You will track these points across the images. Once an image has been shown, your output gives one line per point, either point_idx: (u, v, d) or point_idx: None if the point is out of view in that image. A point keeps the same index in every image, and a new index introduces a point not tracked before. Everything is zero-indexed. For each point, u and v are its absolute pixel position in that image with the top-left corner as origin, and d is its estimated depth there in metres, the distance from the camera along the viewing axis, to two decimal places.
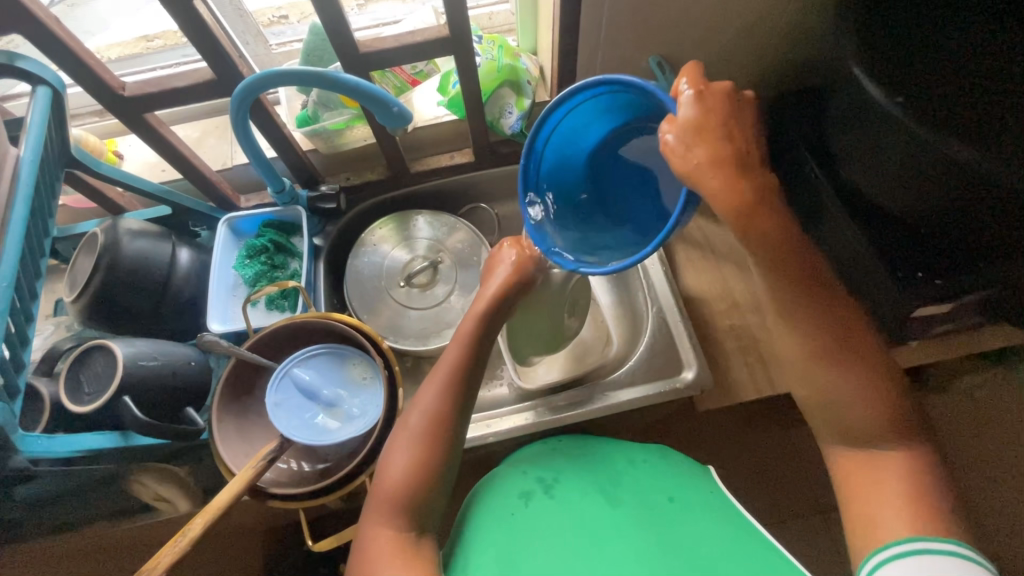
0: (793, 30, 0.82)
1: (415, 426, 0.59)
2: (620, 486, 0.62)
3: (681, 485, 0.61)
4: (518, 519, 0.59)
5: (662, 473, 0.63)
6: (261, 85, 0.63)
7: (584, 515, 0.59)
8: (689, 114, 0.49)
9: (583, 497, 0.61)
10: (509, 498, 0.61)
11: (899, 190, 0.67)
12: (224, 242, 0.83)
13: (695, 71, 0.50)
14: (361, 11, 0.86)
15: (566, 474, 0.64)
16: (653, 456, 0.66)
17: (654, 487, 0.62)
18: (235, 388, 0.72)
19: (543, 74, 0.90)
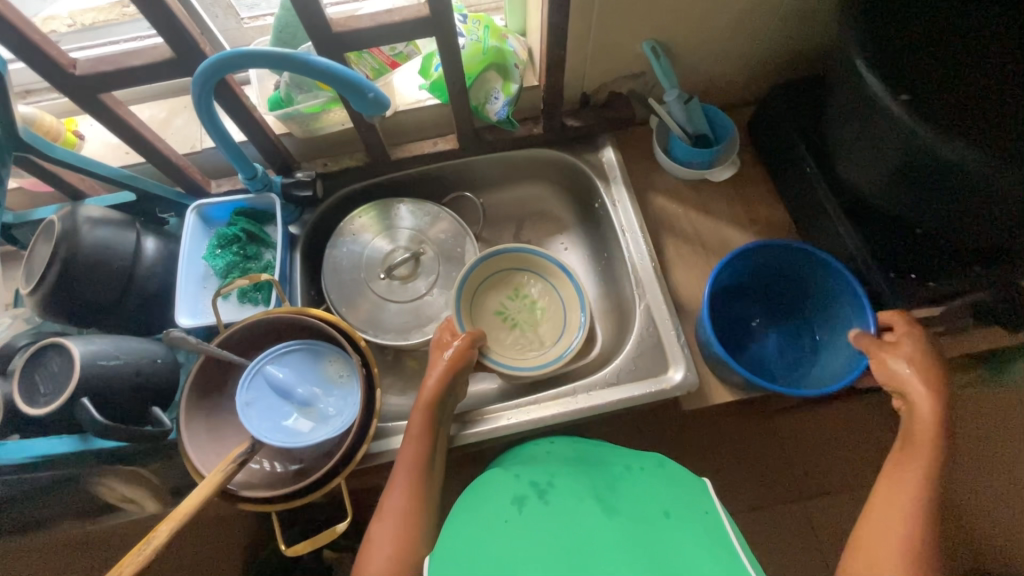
0: (794, 16, 0.78)
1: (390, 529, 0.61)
2: (614, 497, 0.61)
3: (674, 497, 0.60)
4: (511, 525, 0.57)
5: (657, 481, 0.63)
6: (225, 66, 0.58)
7: (576, 519, 0.57)
8: (911, 349, 0.62)
9: (576, 503, 0.59)
10: (502, 504, 0.60)
11: (895, 190, 0.64)
12: (192, 230, 0.79)
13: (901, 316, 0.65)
14: None
15: (560, 480, 0.63)
16: (649, 466, 0.66)
17: (651, 498, 0.60)
18: (204, 386, 0.69)
19: (533, 57, 0.86)
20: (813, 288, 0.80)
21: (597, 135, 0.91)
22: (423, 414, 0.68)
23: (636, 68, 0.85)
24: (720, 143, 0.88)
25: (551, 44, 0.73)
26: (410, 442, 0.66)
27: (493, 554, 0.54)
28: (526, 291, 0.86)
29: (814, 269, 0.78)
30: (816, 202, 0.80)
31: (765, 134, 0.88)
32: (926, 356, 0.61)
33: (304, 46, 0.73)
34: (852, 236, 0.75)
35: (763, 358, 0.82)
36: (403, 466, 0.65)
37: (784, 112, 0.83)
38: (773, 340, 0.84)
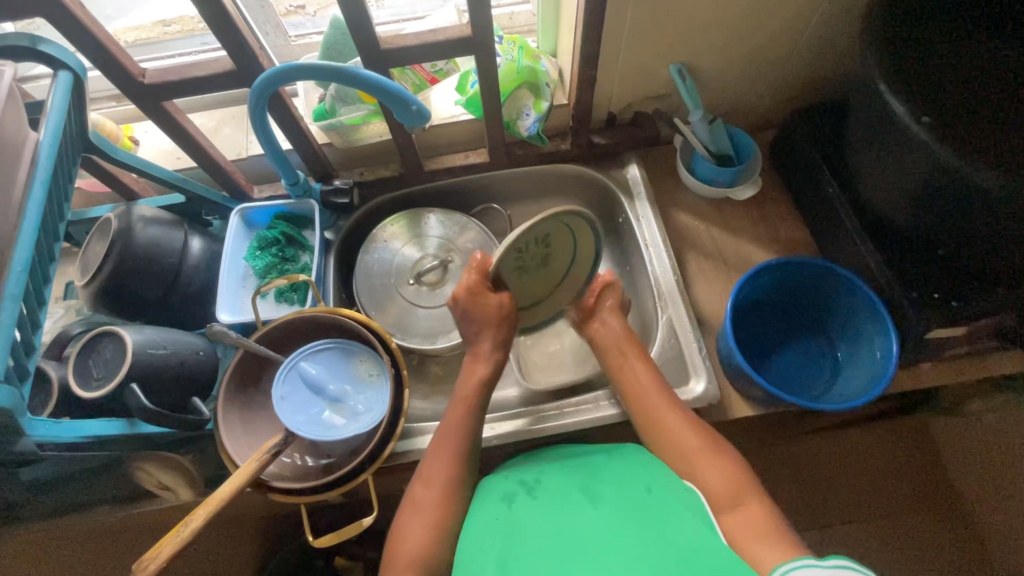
0: (818, 41, 0.81)
1: (431, 493, 0.64)
2: (598, 481, 0.62)
3: (656, 477, 0.61)
4: (498, 519, 0.59)
5: (638, 465, 0.64)
6: (281, 78, 0.63)
7: (562, 509, 0.58)
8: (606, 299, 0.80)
9: (562, 494, 0.61)
10: (492, 501, 0.62)
11: (917, 209, 0.66)
12: (235, 232, 0.83)
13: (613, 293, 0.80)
14: (382, 6, 0.85)
15: (546, 477, 0.65)
16: (627, 456, 0.67)
17: (634, 480, 0.61)
18: (241, 379, 0.72)
19: (563, 77, 0.89)
20: (837, 308, 0.81)
21: (622, 152, 0.94)
22: (454, 447, 0.67)
23: (662, 89, 0.89)
24: (742, 162, 0.91)
25: (583, 64, 0.76)
26: (431, 479, 0.65)
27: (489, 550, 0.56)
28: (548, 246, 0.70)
29: (838, 289, 0.79)
30: (835, 221, 0.82)
31: (786, 155, 0.91)
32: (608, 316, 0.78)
33: (350, 61, 0.78)
34: (871, 254, 0.77)
35: (785, 377, 0.83)
36: (420, 498, 0.64)
37: (805, 134, 0.86)
38: (794, 360, 0.84)
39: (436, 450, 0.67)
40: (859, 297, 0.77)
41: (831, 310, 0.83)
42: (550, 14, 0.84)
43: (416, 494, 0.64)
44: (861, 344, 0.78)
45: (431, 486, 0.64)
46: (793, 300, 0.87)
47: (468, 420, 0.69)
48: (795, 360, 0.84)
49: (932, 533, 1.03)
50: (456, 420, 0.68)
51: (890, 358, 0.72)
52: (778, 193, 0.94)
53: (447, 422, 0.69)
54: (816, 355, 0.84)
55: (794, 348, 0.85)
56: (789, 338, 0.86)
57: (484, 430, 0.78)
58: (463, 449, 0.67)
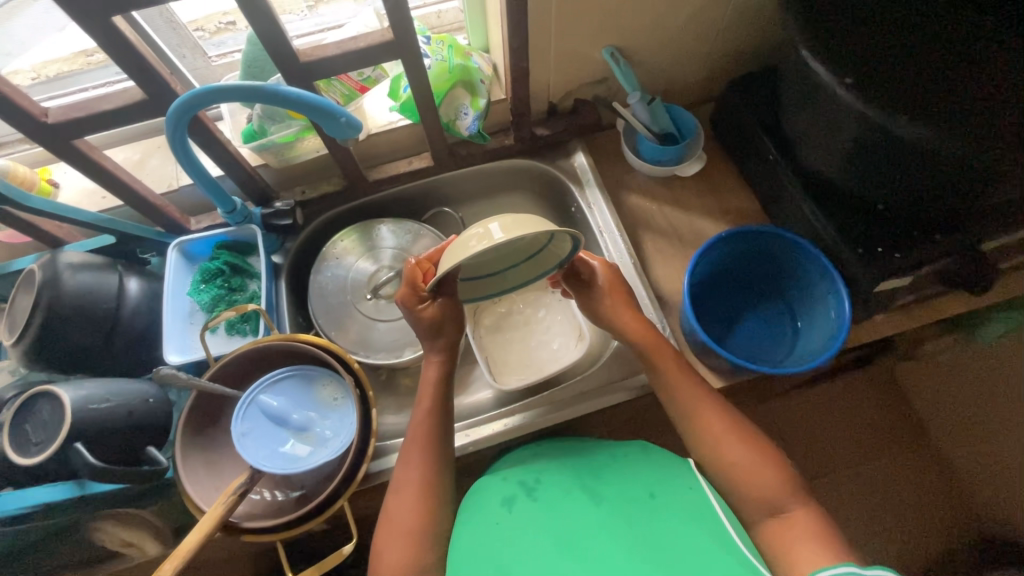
0: (743, 11, 0.82)
1: (412, 481, 0.63)
2: (603, 485, 0.63)
3: (658, 478, 0.63)
4: (502, 527, 0.60)
5: (640, 464, 0.66)
6: (197, 101, 0.60)
7: (569, 517, 0.60)
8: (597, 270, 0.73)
9: (565, 496, 0.63)
10: (492, 506, 0.63)
11: (855, 167, 0.67)
12: (175, 268, 0.79)
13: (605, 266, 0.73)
14: (308, 14, 0.82)
15: (546, 475, 0.66)
16: (633, 451, 0.69)
17: (636, 482, 0.63)
18: (198, 420, 0.69)
19: (498, 71, 0.87)
20: (789, 271, 0.83)
21: (567, 141, 0.93)
22: (423, 452, 0.65)
23: (599, 74, 0.88)
24: (686, 138, 0.92)
25: (512, 58, 0.75)
26: (399, 493, 0.63)
27: (494, 558, 0.57)
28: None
29: (787, 254, 0.82)
30: (780, 188, 0.83)
31: (725, 129, 0.92)
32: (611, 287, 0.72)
33: (273, 79, 0.75)
34: (816, 216, 0.78)
35: (748, 346, 0.84)
36: (394, 512, 0.62)
37: (741, 106, 0.87)
38: (754, 330, 0.86)
39: (403, 461, 0.65)
40: (811, 259, 0.79)
41: (786, 276, 0.84)
42: (476, 9, 0.82)
43: (398, 482, 0.64)
44: (816, 306, 0.80)
45: (404, 488, 0.63)
46: (750, 269, 0.88)
47: (434, 428, 0.66)
48: (754, 328, 0.86)
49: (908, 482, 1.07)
50: (421, 433, 0.66)
51: (845, 316, 0.74)
52: (724, 165, 0.95)
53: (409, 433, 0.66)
54: (775, 320, 0.86)
55: (753, 317, 0.87)
56: (748, 305, 0.88)
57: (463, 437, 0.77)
58: (428, 458, 0.65)
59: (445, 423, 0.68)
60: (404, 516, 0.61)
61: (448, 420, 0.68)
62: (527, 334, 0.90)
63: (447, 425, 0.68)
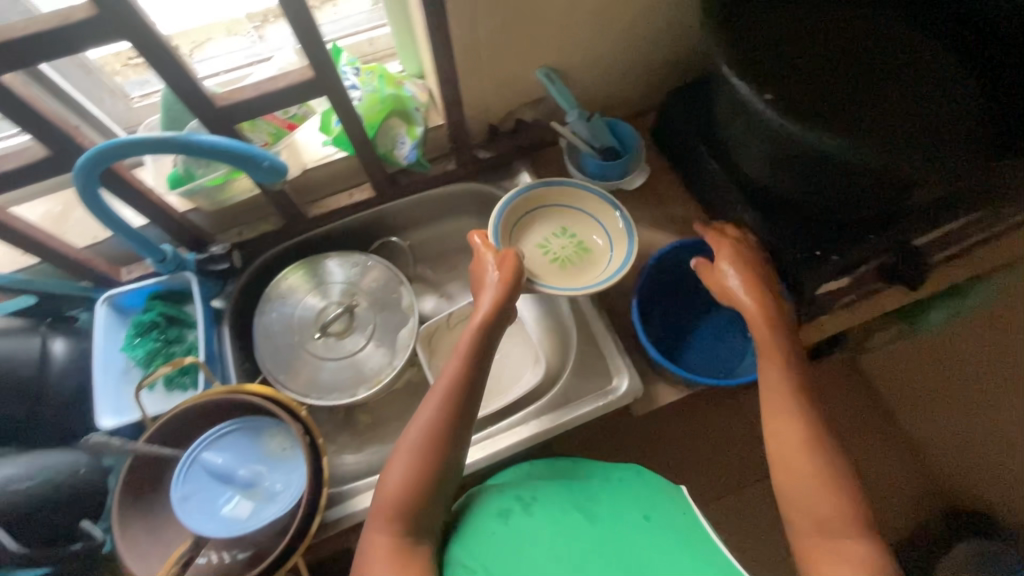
0: (672, 26, 0.83)
1: (400, 473, 0.59)
2: (597, 507, 0.63)
3: (653, 504, 0.63)
4: (498, 536, 0.59)
5: (634, 490, 0.66)
6: (107, 155, 0.57)
7: (563, 531, 0.59)
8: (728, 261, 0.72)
9: (563, 516, 0.62)
10: (488, 518, 0.62)
11: (786, 176, 0.68)
12: (105, 324, 0.75)
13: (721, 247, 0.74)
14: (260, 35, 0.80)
15: (542, 493, 0.65)
16: (628, 476, 0.70)
17: (632, 506, 0.63)
18: (136, 486, 0.65)
19: (434, 97, 0.85)
20: None
21: (511, 162, 0.93)
22: (416, 450, 0.60)
23: (536, 93, 0.88)
24: (627, 152, 0.92)
25: (444, 85, 0.74)
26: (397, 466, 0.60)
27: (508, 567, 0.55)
28: (572, 230, 0.83)
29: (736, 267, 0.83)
30: (721, 196, 0.85)
31: (665, 140, 0.94)
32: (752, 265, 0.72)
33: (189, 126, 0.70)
34: (757, 223, 0.79)
35: (703, 357, 0.85)
36: (382, 500, 0.58)
37: (678, 118, 0.88)
38: (709, 342, 0.86)
39: (412, 429, 0.61)
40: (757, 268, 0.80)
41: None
42: (405, 37, 0.81)
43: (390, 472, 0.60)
44: None
45: (391, 483, 0.59)
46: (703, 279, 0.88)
47: (440, 423, 0.61)
48: (709, 339, 0.86)
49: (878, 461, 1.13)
50: (427, 426, 0.61)
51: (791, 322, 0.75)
52: (667, 176, 0.96)
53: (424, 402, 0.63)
54: (727, 324, 0.87)
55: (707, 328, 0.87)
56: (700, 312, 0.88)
57: None
58: (438, 435, 0.61)
59: (456, 418, 0.62)
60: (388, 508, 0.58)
61: (460, 414, 0.62)
62: None
63: (472, 405, 0.63)
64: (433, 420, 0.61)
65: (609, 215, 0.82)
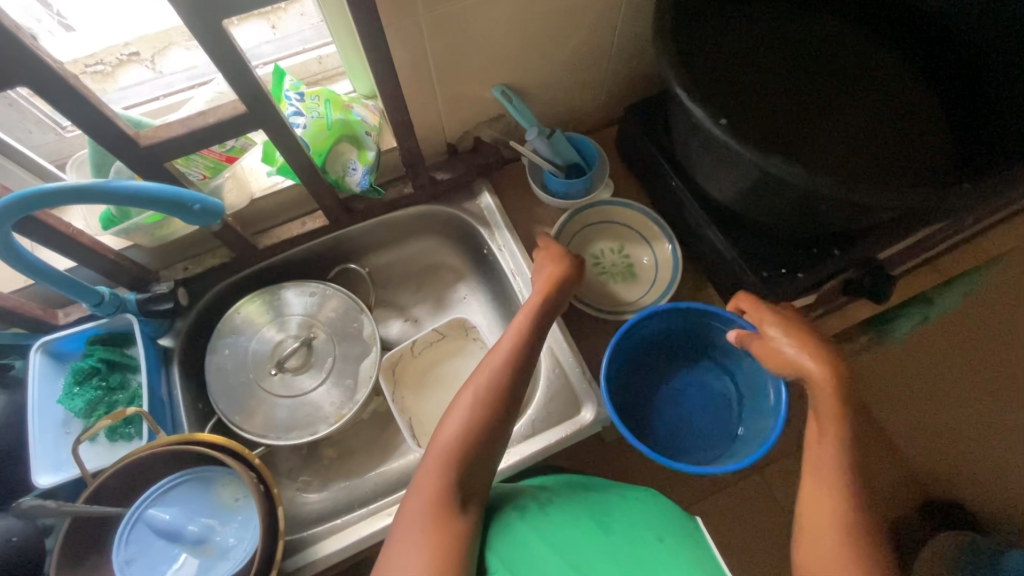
0: (630, 39, 0.80)
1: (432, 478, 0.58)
2: (610, 517, 0.63)
3: (665, 527, 0.60)
4: (509, 534, 0.61)
5: (645, 509, 0.64)
6: (18, 206, 0.52)
7: (573, 533, 0.60)
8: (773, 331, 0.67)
9: (574, 521, 0.62)
10: (502, 516, 0.64)
11: (751, 195, 0.67)
12: (41, 373, 0.71)
13: (752, 304, 0.70)
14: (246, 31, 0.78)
15: (557, 499, 0.66)
16: (643, 496, 0.67)
17: (644, 524, 0.61)
18: (76, 550, 0.62)
19: (385, 117, 0.80)
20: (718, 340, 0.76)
21: (472, 181, 0.90)
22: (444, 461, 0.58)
23: (494, 111, 0.85)
24: (591, 169, 0.90)
25: (392, 112, 0.71)
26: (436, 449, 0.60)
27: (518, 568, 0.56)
28: (626, 249, 0.88)
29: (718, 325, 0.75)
30: (684, 212, 0.83)
31: (629, 154, 0.92)
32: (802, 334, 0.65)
33: (114, 169, 0.67)
34: (722, 242, 0.77)
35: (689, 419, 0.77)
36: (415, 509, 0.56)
37: (639, 133, 0.86)
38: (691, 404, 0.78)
39: (444, 434, 0.60)
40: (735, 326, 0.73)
41: (710, 336, 0.77)
42: (353, 57, 0.77)
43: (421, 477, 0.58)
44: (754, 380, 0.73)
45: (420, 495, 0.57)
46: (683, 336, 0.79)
47: (476, 431, 0.60)
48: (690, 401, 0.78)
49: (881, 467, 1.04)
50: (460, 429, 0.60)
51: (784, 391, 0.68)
52: (631, 191, 0.94)
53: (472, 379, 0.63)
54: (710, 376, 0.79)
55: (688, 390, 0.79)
56: (681, 372, 0.79)
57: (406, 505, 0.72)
58: (480, 421, 0.60)
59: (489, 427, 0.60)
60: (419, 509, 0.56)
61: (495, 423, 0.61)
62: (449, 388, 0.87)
63: (517, 390, 0.63)
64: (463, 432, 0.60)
65: (660, 242, 0.87)
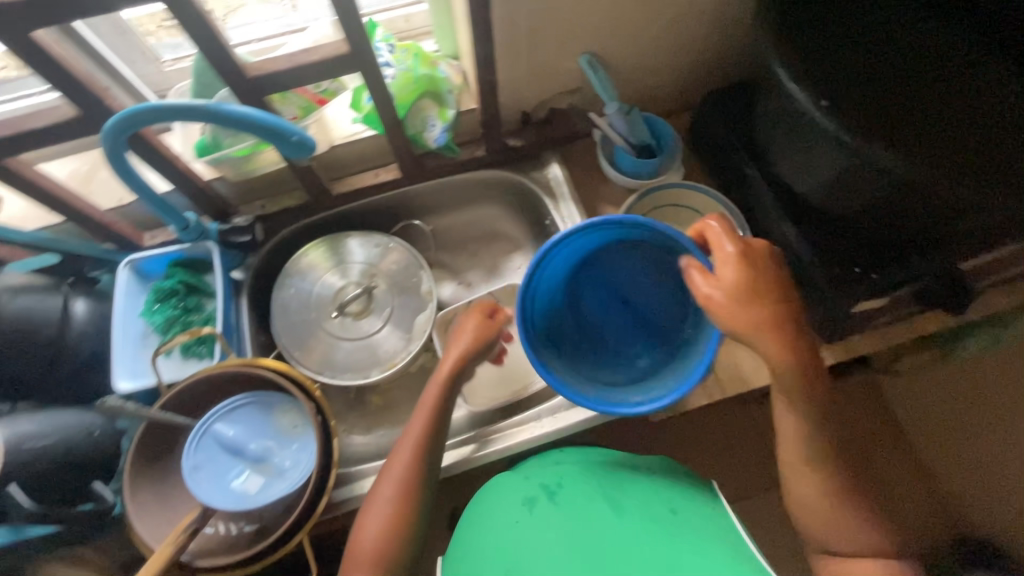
0: (722, 21, 0.79)
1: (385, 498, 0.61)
2: (623, 492, 0.63)
3: (681, 499, 0.62)
4: (521, 526, 0.60)
5: (662, 484, 0.65)
6: (137, 120, 0.55)
7: (584, 522, 0.59)
8: (730, 274, 0.56)
9: (586, 502, 0.62)
10: (513, 505, 0.63)
11: (834, 188, 0.65)
12: (127, 288, 0.75)
13: (729, 232, 0.59)
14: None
15: (567, 478, 0.65)
16: (657, 468, 0.68)
17: (658, 499, 0.62)
18: (149, 452, 0.66)
19: (468, 80, 0.83)
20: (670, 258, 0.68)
21: (542, 152, 0.90)
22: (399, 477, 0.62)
23: (573, 82, 0.85)
24: (662, 153, 0.89)
25: (480, 70, 0.72)
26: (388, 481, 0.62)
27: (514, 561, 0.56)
28: None
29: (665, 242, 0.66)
30: (755, 202, 0.82)
31: (700, 140, 0.90)
32: (738, 290, 0.56)
33: (219, 96, 0.70)
34: (794, 235, 0.76)
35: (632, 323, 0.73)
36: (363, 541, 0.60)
37: (717, 118, 0.85)
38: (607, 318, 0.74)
39: (393, 466, 0.63)
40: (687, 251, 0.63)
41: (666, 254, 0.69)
42: (444, 15, 0.78)
43: (372, 499, 0.62)
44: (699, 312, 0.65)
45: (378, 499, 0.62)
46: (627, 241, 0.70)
47: (420, 450, 0.64)
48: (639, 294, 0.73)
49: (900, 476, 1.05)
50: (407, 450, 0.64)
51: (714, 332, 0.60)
52: (699, 177, 0.93)
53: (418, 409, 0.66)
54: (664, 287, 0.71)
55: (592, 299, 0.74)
56: (594, 285, 0.74)
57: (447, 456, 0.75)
58: (414, 447, 0.64)
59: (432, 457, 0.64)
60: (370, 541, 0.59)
61: (433, 447, 0.65)
62: None
63: (444, 424, 0.67)
64: (410, 459, 0.63)
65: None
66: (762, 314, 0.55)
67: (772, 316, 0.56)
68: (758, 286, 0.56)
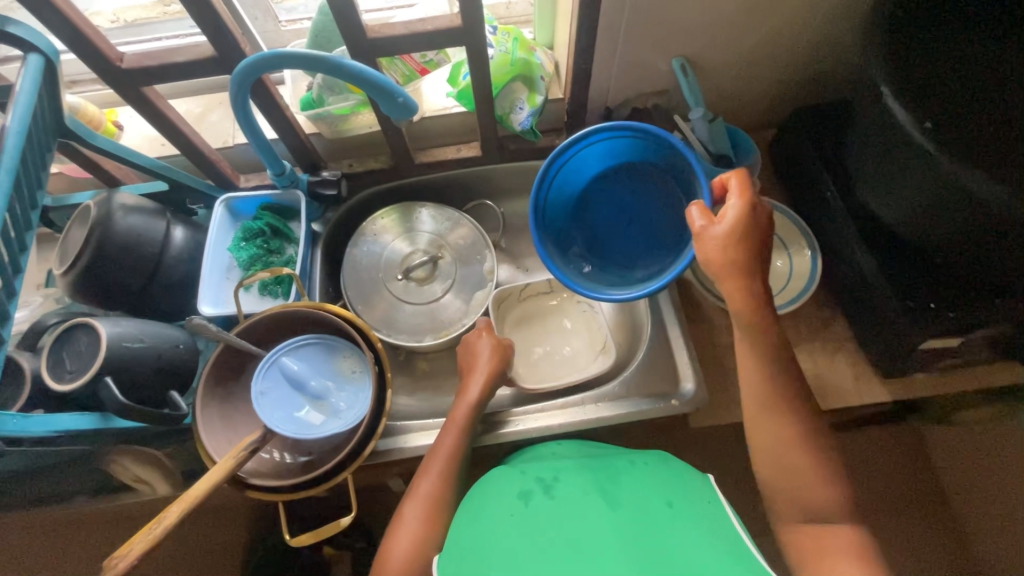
0: (825, 37, 0.78)
1: (419, 505, 0.65)
2: (617, 481, 0.60)
3: (678, 491, 0.58)
4: (518, 517, 0.56)
5: (659, 475, 0.61)
6: (263, 65, 0.60)
7: (581, 512, 0.55)
8: (728, 215, 0.59)
9: (582, 494, 0.58)
10: (508, 498, 0.59)
11: (920, 214, 0.63)
12: (220, 222, 0.81)
13: (743, 184, 0.60)
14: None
15: (564, 473, 0.62)
16: (652, 462, 0.64)
17: (653, 490, 0.58)
18: (221, 374, 0.71)
19: (559, 70, 0.87)
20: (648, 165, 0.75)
21: None
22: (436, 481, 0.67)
23: (662, 84, 0.86)
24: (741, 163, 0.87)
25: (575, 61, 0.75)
26: (422, 490, 0.66)
27: (509, 552, 0.52)
28: None
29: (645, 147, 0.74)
30: (832, 223, 0.80)
31: (785, 156, 0.89)
32: (734, 240, 0.59)
33: (337, 51, 0.76)
34: (870, 261, 0.74)
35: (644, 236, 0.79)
36: (394, 551, 0.62)
37: (805, 136, 0.84)
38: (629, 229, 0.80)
39: (428, 477, 0.67)
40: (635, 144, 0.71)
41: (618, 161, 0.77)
42: (547, 5, 0.81)
43: (402, 515, 0.65)
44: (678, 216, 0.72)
45: (415, 501, 0.66)
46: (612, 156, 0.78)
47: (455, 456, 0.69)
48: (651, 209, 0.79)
49: (923, 534, 1.05)
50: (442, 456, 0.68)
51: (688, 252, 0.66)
52: (774, 195, 0.92)
53: (453, 424, 0.71)
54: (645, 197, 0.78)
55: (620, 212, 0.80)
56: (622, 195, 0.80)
57: (486, 429, 0.76)
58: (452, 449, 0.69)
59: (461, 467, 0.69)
60: (401, 555, 0.62)
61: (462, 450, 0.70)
62: (547, 337, 0.89)
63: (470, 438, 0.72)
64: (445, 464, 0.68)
65: (801, 252, 0.85)
66: (735, 259, 0.59)
67: (749, 269, 0.59)
68: (766, 248, 0.60)
